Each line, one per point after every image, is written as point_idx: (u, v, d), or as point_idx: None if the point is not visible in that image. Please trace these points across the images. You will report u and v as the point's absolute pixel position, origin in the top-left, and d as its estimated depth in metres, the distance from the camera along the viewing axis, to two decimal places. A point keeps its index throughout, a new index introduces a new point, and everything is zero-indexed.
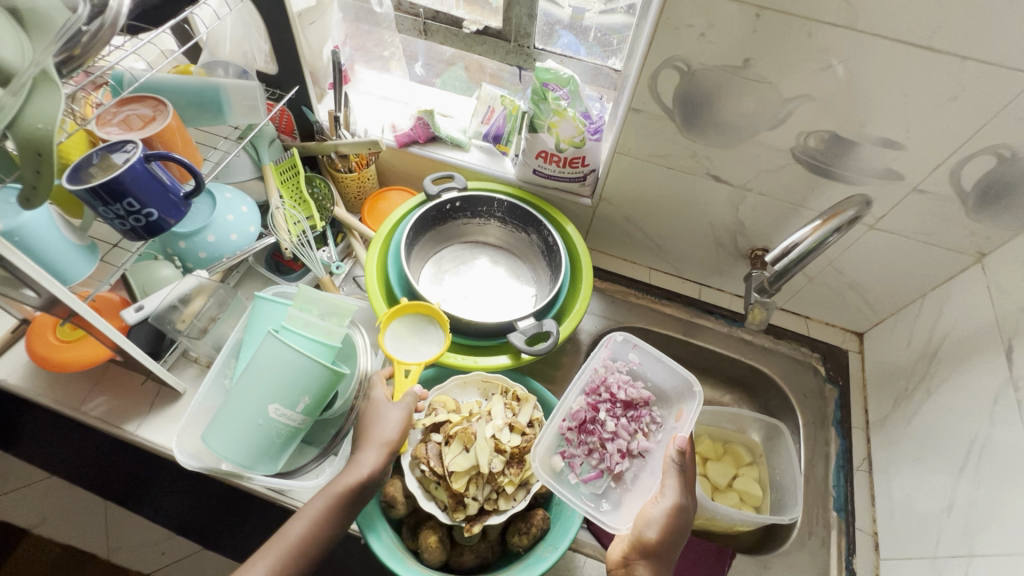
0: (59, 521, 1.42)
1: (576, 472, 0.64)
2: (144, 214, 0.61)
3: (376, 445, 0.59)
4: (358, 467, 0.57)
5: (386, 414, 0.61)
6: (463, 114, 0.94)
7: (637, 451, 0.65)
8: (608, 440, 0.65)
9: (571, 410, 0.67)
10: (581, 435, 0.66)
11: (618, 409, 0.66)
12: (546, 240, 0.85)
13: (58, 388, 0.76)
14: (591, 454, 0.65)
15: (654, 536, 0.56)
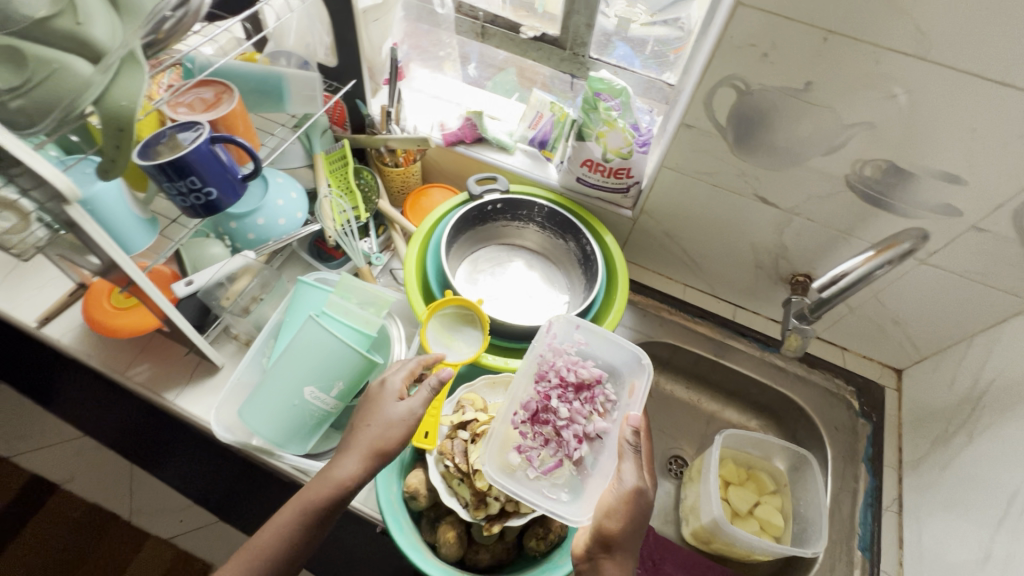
0: (88, 479, 1.48)
1: (535, 465, 0.63)
2: (204, 193, 0.64)
3: (369, 452, 0.57)
4: (333, 475, 0.56)
5: (377, 416, 0.59)
6: (512, 118, 0.94)
7: (594, 434, 0.65)
8: (563, 427, 0.65)
9: (522, 401, 0.67)
10: (535, 426, 0.65)
11: (569, 393, 0.67)
12: (584, 248, 0.85)
13: (105, 351, 0.79)
14: (548, 445, 0.65)
15: (616, 528, 0.54)
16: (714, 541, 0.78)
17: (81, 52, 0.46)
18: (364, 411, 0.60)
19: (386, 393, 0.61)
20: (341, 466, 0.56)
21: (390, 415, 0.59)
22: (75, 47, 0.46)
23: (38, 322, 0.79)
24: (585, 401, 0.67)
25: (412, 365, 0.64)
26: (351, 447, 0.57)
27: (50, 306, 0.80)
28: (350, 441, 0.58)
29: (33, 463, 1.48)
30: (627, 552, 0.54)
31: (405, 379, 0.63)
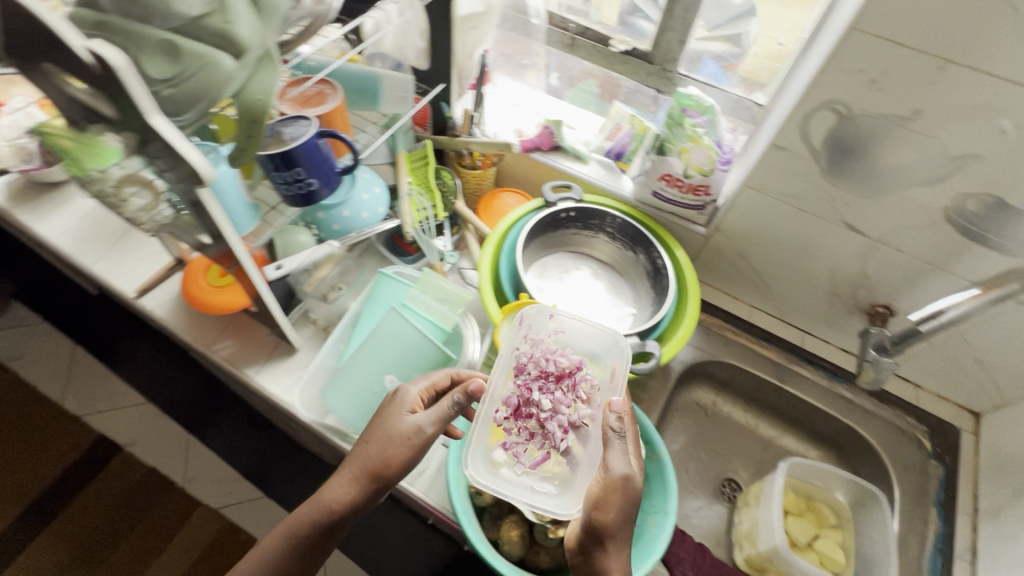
0: (148, 444, 1.56)
1: (522, 461, 0.60)
2: (307, 183, 0.68)
3: (365, 469, 0.59)
4: (332, 492, 0.59)
5: (380, 438, 0.60)
6: (589, 129, 0.96)
7: (579, 423, 0.62)
8: (547, 420, 0.61)
9: (503, 398, 0.63)
10: (518, 422, 0.62)
11: (550, 384, 0.63)
12: (654, 262, 0.85)
13: (194, 326, 0.84)
14: (533, 439, 0.62)
15: (610, 521, 0.54)
16: (768, 569, 0.77)
17: (225, 47, 0.50)
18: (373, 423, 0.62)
19: (397, 408, 0.61)
20: (338, 485, 0.59)
21: (394, 432, 0.59)
22: (220, 43, 0.50)
23: (136, 293, 0.85)
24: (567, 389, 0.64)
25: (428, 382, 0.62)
26: (353, 465, 0.60)
27: (150, 278, 0.86)
28: (354, 456, 0.60)
29: (102, 423, 1.58)
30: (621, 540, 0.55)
31: (419, 395, 0.62)
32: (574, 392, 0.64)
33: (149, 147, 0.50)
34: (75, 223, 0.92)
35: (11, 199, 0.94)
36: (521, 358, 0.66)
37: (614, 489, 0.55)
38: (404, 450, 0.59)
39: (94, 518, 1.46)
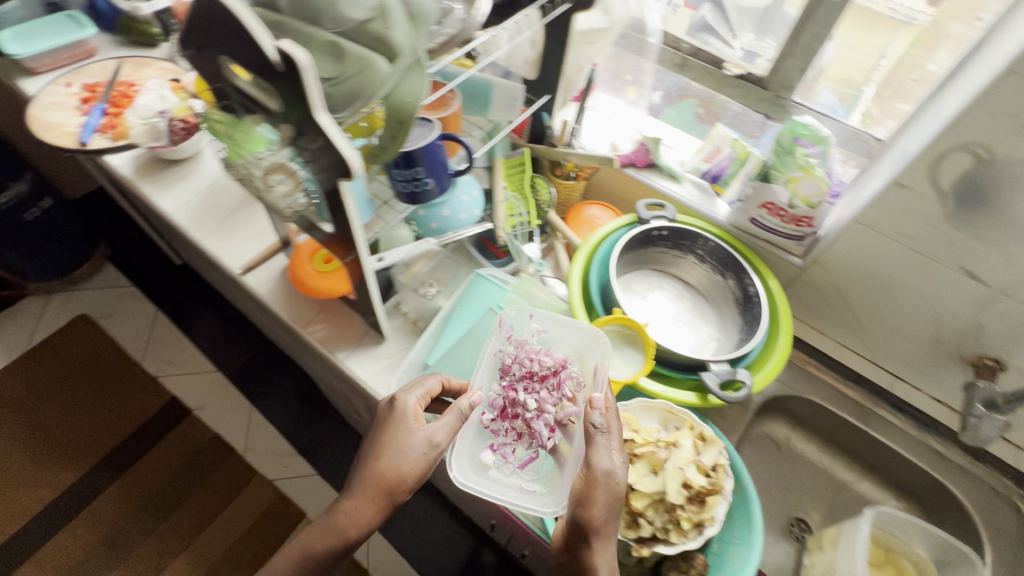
0: (215, 411, 1.65)
1: (511, 460, 0.68)
2: (423, 183, 0.71)
3: (384, 491, 0.62)
4: (346, 512, 0.62)
5: (390, 456, 0.63)
6: (686, 149, 0.97)
7: (563, 420, 0.68)
8: (532, 419, 0.68)
9: (490, 401, 0.70)
10: (506, 422, 0.69)
11: (533, 384, 0.70)
12: (745, 289, 0.85)
13: (292, 305, 0.88)
14: (520, 437, 0.69)
15: (594, 519, 0.57)
16: None
17: (382, 51, 0.53)
18: (381, 440, 0.65)
19: (406, 423, 0.64)
20: (360, 512, 0.61)
21: (409, 449, 0.63)
22: (378, 47, 0.53)
23: (242, 270, 0.91)
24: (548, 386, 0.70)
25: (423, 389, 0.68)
26: (370, 490, 0.61)
27: (258, 255, 0.92)
28: (370, 482, 0.62)
29: (178, 386, 1.68)
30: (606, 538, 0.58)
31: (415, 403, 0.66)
32: (557, 387, 0.70)
33: (304, 141, 0.53)
34: (194, 200, 0.99)
35: (139, 172, 1.02)
36: (505, 362, 0.71)
37: (596, 486, 0.58)
38: (420, 464, 0.63)
39: (163, 474, 1.52)
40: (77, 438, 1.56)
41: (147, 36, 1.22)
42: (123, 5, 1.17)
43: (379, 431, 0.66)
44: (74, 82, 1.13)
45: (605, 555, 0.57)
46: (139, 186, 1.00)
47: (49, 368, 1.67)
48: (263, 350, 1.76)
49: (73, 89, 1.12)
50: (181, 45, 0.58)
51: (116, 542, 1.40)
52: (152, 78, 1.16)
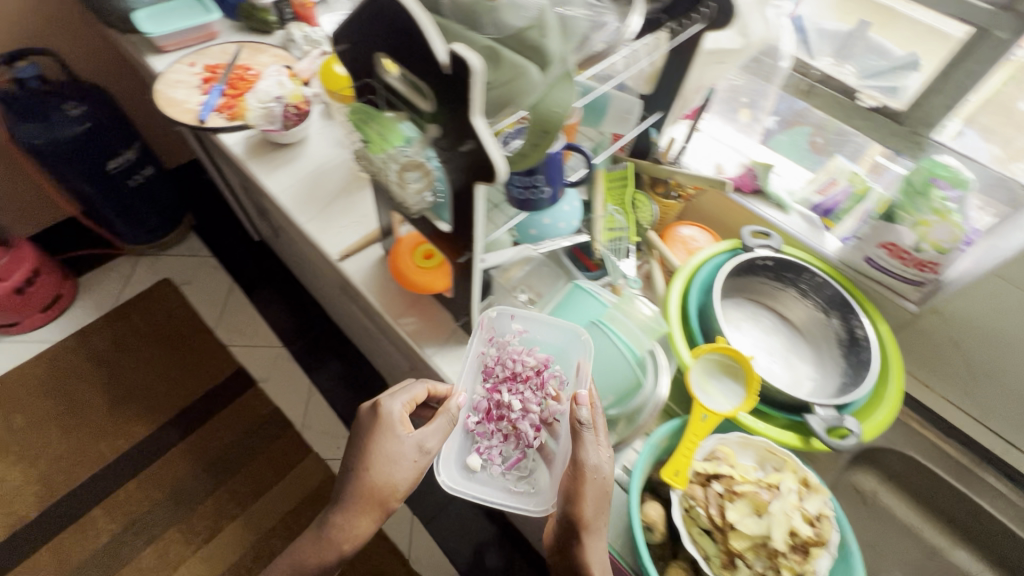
0: (277, 385, 1.70)
1: (499, 459, 0.76)
2: (540, 191, 0.70)
3: (378, 499, 0.69)
4: (346, 523, 0.69)
5: (382, 468, 0.69)
6: (796, 179, 0.93)
7: (547, 418, 0.76)
8: (517, 419, 0.76)
9: (476, 405, 0.77)
10: (492, 424, 0.77)
11: (517, 385, 0.77)
12: (851, 331, 0.81)
13: (385, 296, 0.91)
14: (507, 437, 0.76)
15: (585, 513, 0.60)
16: None
17: (534, 59, 0.52)
18: (368, 450, 0.70)
19: (394, 433, 0.70)
20: (357, 521, 0.69)
21: (399, 458, 0.69)
22: (531, 56, 0.53)
23: (339, 257, 0.94)
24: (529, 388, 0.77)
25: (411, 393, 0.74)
26: (365, 499, 0.69)
27: (357, 244, 0.95)
28: (364, 492, 0.68)
29: (245, 356, 1.74)
30: (597, 534, 0.61)
31: (403, 408, 0.72)
32: (538, 389, 0.77)
33: (448, 143, 0.54)
34: (298, 184, 1.03)
35: (250, 153, 1.07)
36: (488, 364, 0.78)
37: (586, 482, 0.61)
38: (412, 471, 0.70)
39: (225, 439, 1.58)
40: (152, 395, 1.64)
41: (263, 24, 1.28)
42: None
43: (366, 440, 0.71)
44: (196, 62, 1.20)
45: (597, 547, 0.60)
46: (249, 166, 1.05)
47: (133, 326, 1.77)
48: (327, 332, 1.81)
49: (195, 69, 1.19)
50: (338, 42, 0.60)
51: (180, 497, 1.48)
52: (266, 63, 1.22)
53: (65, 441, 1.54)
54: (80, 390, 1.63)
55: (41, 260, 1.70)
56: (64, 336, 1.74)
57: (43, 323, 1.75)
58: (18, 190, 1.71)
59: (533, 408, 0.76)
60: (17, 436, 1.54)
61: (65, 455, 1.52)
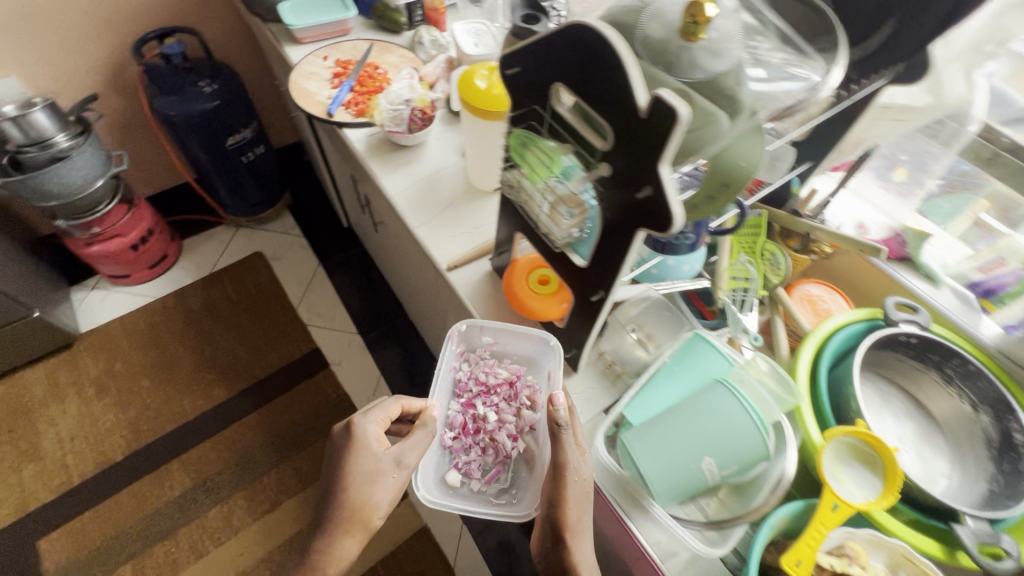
0: (347, 371, 1.73)
1: (479, 472, 0.89)
2: (685, 238, 0.69)
3: (364, 517, 0.78)
4: (335, 549, 0.77)
5: (367, 491, 0.79)
6: (951, 251, 0.83)
7: (517, 428, 0.90)
8: (492, 431, 0.90)
9: (453, 424, 0.92)
10: (469, 439, 0.91)
11: (489, 399, 0.92)
12: (1007, 433, 0.72)
13: (489, 314, 0.90)
14: (485, 449, 0.90)
15: (567, 515, 0.69)
16: None
17: (726, 107, 0.49)
18: (347, 470, 0.80)
19: (371, 449, 0.81)
20: (344, 540, 0.77)
21: (378, 473, 0.80)
22: (723, 103, 0.49)
23: (447, 267, 0.94)
24: (500, 401, 0.92)
25: (381, 412, 0.85)
26: (348, 518, 0.78)
27: (466, 256, 0.94)
28: (349, 512, 0.78)
29: (322, 338, 1.80)
30: (580, 533, 0.69)
31: (378, 427, 0.84)
32: (508, 401, 0.92)
33: (617, 183, 0.51)
34: (414, 187, 1.04)
35: (371, 151, 1.09)
36: (459, 382, 0.94)
37: (566, 484, 0.68)
38: (391, 485, 0.80)
39: (295, 417, 1.63)
40: (234, 362, 1.73)
41: (394, 24, 1.31)
42: None
43: (343, 461, 0.81)
44: (329, 56, 1.24)
45: (580, 546, 0.70)
46: (368, 164, 1.08)
47: (225, 293, 1.87)
48: (400, 325, 1.83)
49: (328, 63, 1.23)
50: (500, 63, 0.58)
51: (248, 464, 1.54)
52: (394, 63, 1.24)
53: (155, 392, 1.65)
54: (173, 347, 1.74)
55: (155, 221, 1.83)
56: (164, 293, 1.87)
57: (149, 278, 1.88)
58: (146, 154, 1.86)
59: (507, 419, 0.90)
60: (116, 380, 1.67)
61: (153, 405, 1.63)
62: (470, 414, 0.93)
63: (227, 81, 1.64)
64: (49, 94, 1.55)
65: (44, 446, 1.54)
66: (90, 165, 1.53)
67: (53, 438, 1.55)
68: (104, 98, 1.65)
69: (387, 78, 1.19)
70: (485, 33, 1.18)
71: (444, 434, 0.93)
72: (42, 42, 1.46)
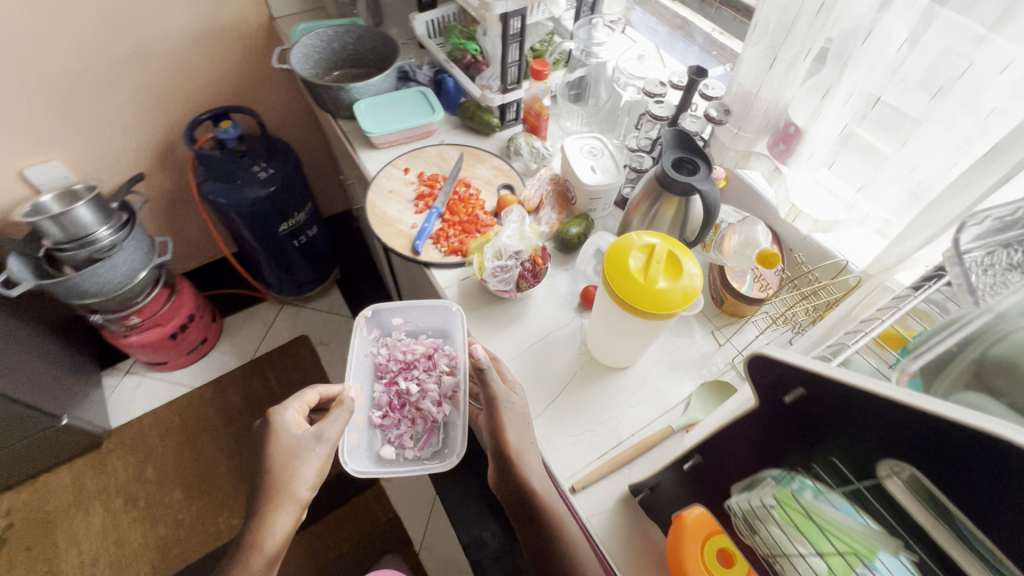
0: (399, 489, 1.54)
1: (409, 441, 0.91)
2: None
3: (292, 491, 0.72)
4: (274, 529, 0.70)
5: (296, 468, 0.73)
6: None
7: (441, 392, 0.93)
8: (416, 399, 0.93)
9: (378, 402, 0.94)
10: (393, 412, 0.94)
11: (408, 372, 0.96)
12: None
13: (630, 569, 0.68)
14: (414, 420, 0.93)
15: (509, 439, 0.69)
16: None
17: None
18: (266, 455, 0.74)
19: (290, 430, 0.75)
20: (273, 520, 0.70)
21: (301, 448, 0.74)
22: None
23: (572, 487, 0.73)
24: (421, 373, 0.95)
25: (300, 401, 0.80)
26: (273, 496, 0.71)
27: (592, 474, 0.73)
28: (268, 488, 0.71)
29: None
30: (525, 449, 0.69)
31: (295, 411, 0.78)
32: (429, 371, 0.95)
33: None
34: (519, 359, 0.84)
35: (464, 301, 0.89)
36: (379, 362, 0.97)
37: (502, 416, 0.71)
38: (318, 459, 0.74)
39: (340, 544, 1.44)
40: None
41: (485, 125, 1.13)
42: (477, 92, 1.10)
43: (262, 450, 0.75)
44: (412, 168, 1.06)
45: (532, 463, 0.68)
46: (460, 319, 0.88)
47: (267, 385, 1.70)
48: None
49: (409, 177, 1.05)
50: (761, 371, 0.38)
51: None
52: (486, 177, 1.06)
53: (186, 506, 1.47)
54: (209, 449, 1.57)
55: (197, 304, 1.67)
56: (202, 382, 1.71)
57: (187, 364, 1.72)
58: (191, 232, 1.71)
59: (429, 389, 0.93)
60: (147, 488, 1.50)
61: (184, 522, 1.45)
62: (394, 391, 0.95)
63: (283, 163, 1.48)
64: (93, 180, 1.41)
65: (64, 571, 1.37)
66: (133, 258, 1.37)
67: (74, 560, 1.38)
68: (151, 178, 1.50)
69: (481, 202, 1.00)
70: (603, 152, 0.98)
71: (370, 415, 0.93)
72: (90, 125, 1.32)
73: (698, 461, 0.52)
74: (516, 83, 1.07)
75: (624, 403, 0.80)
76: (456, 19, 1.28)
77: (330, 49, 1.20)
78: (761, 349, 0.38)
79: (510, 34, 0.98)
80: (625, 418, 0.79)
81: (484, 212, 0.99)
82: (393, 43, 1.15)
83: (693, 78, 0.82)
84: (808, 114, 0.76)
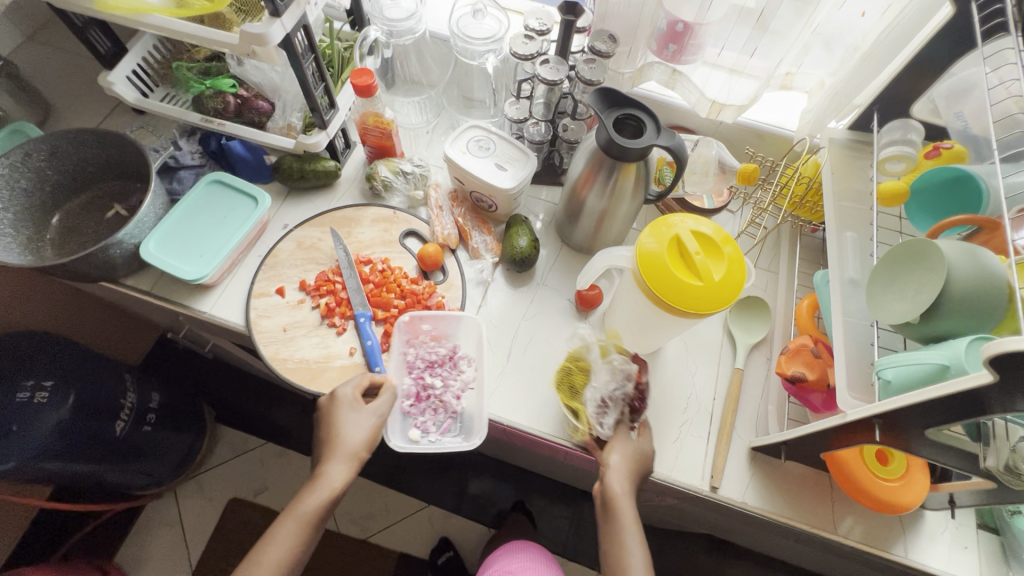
0: None
1: (434, 431, 0.72)
2: None
3: (351, 452, 0.63)
4: (326, 482, 0.61)
5: (354, 422, 0.64)
6: None
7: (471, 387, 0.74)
8: (443, 394, 0.73)
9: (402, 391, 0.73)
10: (420, 404, 0.73)
11: (438, 368, 0.74)
12: None
13: (800, 510, 0.69)
14: (438, 412, 0.73)
15: (609, 460, 0.64)
16: None
17: None
18: (330, 417, 0.65)
19: (353, 402, 0.65)
20: (326, 475, 0.62)
21: (358, 419, 0.64)
22: None
23: (713, 486, 0.70)
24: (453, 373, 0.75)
25: (362, 379, 0.67)
26: (329, 446, 0.63)
27: (718, 467, 0.70)
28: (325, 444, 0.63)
29: (387, 543, 1.36)
30: (618, 470, 0.63)
31: (356, 388, 0.66)
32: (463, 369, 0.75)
33: None
34: None
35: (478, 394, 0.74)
36: (408, 357, 0.75)
37: (619, 433, 0.65)
38: (377, 429, 0.64)
39: None
40: None
41: (324, 176, 0.84)
42: (286, 142, 0.80)
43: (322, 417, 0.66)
44: (285, 284, 0.78)
45: (618, 476, 0.62)
46: (489, 414, 0.73)
47: None
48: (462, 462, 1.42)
49: (291, 297, 0.77)
50: (1011, 364, 0.38)
51: None
52: (376, 236, 0.82)
53: None
54: None
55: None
56: None
57: None
58: None
59: (453, 382, 0.74)
60: None
61: None
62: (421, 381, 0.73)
63: (58, 359, 1.02)
64: None
65: None
66: None
67: None
68: None
69: (400, 272, 0.79)
70: (493, 140, 0.80)
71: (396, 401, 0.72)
72: None
73: (884, 422, 0.51)
74: (331, 108, 0.80)
75: (687, 379, 0.77)
76: (164, 52, 0.86)
77: (19, 191, 0.75)
78: (1002, 348, 0.38)
79: (301, 55, 0.69)
80: (698, 389, 0.76)
81: (414, 282, 0.79)
82: (123, 139, 0.77)
83: (567, 17, 0.70)
84: (696, 7, 0.67)
